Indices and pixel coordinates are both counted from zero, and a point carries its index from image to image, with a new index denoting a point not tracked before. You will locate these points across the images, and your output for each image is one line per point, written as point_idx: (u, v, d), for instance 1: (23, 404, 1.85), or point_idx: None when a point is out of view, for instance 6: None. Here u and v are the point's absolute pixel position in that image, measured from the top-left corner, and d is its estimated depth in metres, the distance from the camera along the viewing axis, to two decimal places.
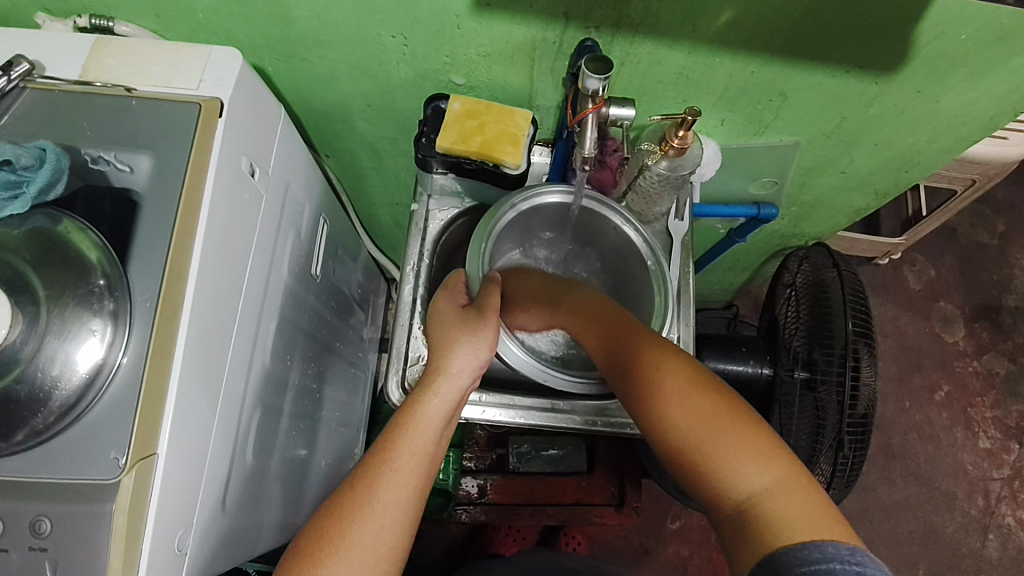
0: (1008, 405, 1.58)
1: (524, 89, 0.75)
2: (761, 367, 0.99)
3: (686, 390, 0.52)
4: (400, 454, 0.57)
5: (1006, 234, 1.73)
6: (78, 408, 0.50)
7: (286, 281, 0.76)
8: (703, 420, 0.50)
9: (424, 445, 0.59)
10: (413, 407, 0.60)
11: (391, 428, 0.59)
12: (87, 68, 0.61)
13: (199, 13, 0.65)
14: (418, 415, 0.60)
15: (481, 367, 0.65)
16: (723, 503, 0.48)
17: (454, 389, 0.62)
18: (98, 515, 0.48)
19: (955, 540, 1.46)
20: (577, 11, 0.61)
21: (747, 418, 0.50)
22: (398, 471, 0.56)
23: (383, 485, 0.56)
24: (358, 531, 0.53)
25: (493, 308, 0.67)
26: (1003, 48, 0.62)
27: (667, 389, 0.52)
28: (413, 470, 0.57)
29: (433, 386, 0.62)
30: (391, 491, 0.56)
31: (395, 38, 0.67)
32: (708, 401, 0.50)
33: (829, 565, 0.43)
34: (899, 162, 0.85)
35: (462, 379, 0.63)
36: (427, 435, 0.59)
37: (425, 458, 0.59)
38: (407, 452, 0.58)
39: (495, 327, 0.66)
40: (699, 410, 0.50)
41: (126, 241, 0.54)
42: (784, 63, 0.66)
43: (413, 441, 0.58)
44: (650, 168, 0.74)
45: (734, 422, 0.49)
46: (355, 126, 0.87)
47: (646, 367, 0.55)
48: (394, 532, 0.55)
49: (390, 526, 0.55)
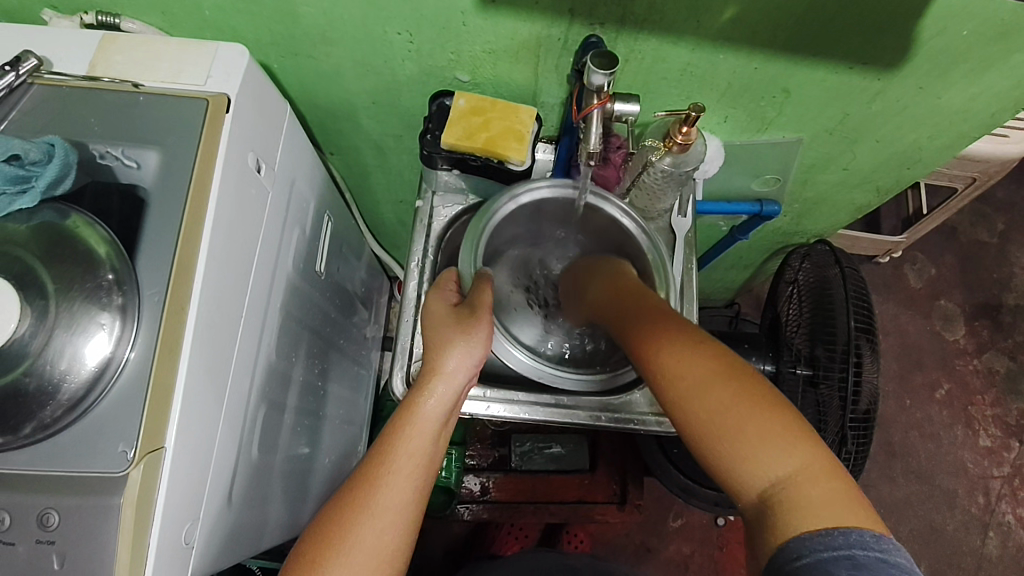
0: (1009, 403, 1.59)
1: (529, 86, 0.75)
2: (763, 364, 0.98)
3: (710, 376, 0.52)
4: (397, 458, 0.58)
5: (1006, 232, 1.73)
6: (87, 402, 0.50)
7: (290, 277, 0.76)
8: (728, 405, 0.50)
9: (422, 448, 0.60)
10: (410, 411, 0.61)
11: (385, 434, 0.60)
12: (94, 64, 0.61)
13: (206, 10, 0.65)
14: (415, 418, 0.61)
15: (476, 367, 0.66)
16: (748, 491, 0.49)
17: (447, 391, 0.63)
18: (107, 508, 0.48)
19: (956, 538, 1.46)
20: (582, 7, 0.61)
21: (772, 404, 0.50)
22: (395, 473, 0.57)
23: (382, 487, 0.56)
24: (359, 533, 0.54)
25: (485, 305, 0.67)
26: (1005, 44, 0.63)
27: (690, 378, 0.52)
28: (409, 473, 0.58)
29: (426, 388, 0.63)
30: (390, 493, 0.56)
31: (400, 35, 0.67)
32: (731, 389, 0.50)
33: (852, 551, 0.44)
34: (901, 159, 0.86)
35: (456, 380, 0.64)
36: (422, 439, 0.60)
37: (422, 461, 0.59)
38: (404, 455, 0.58)
39: (487, 327, 0.66)
40: (723, 395, 0.50)
41: (134, 236, 0.54)
42: (787, 59, 0.67)
43: (411, 444, 0.59)
44: (654, 164, 0.74)
45: (759, 408, 0.49)
46: (359, 123, 0.87)
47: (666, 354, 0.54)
48: (396, 532, 0.55)
49: (392, 526, 0.55)
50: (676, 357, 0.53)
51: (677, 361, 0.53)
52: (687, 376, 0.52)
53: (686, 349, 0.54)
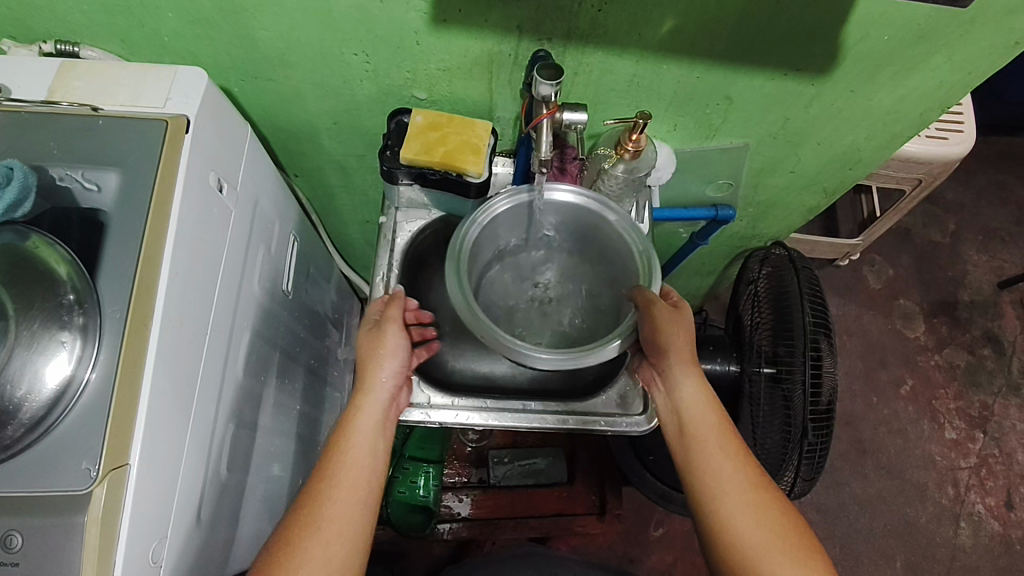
0: (971, 395, 1.64)
1: (485, 102, 0.78)
2: (728, 364, 1.00)
3: (750, 491, 0.67)
4: (340, 474, 0.64)
5: (957, 232, 1.81)
6: (48, 422, 0.50)
7: (257, 298, 0.77)
8: (765, 534, 0.65)
9: (362, 460, 0.66)
10: (344, 428, 0.67)
11: (326, 452, 0.66)
12: (53, 90, 0.62)
13: (165, 37, 0.67)
14: (351, 437, 0.66)
15: (401, 378, 0.71)
16: None
17: (375, 407, 0.68)
18: (72, 526, 0.48)
19: (929, 530, 1.50)
20: (529, 24, 0.64)
21: (789, 525, 0.66)
22: (338, 489, 0.63)
23: (327, 502, 0.62)
24: (307, 548, 0.60)
25: (392, 319, 0.72)
26: (924, 48, 0.67)
27: (732, 499, 0.67)
28: (353, 489, 0.64)
29: (358, 408, 0.68)
30: (337, 506, 0.62)
31: (357, 55, 0.70)
32: (762, 508, 0.66)
33: None
34: (843, 160, 0.90)
35: (379, 394, 0.69)
36: (361, 451, 0.66)
37: (364, 473, 0.65)
38: (346, 471, 0.64)
39: (396, 341, 0.71)
40: (760, 520, 0.65)
41: (96, 256, 0.55)
42: (726, 68, 0.70)
43: (350, 466, 0.65)
44: (609, 171, 0.79)
45: (784, 538, 0.65)
46: (322, 144, 0.89)
47: (714, 475, 0.68)
48: (347, 544, 0.61)
49: (336, 540, 0.61)
50: (723, 488, 0.67)
51: (725, 494, 0.67)
52: (734, 511, 0.66)
53: (732, 471, 0.68)
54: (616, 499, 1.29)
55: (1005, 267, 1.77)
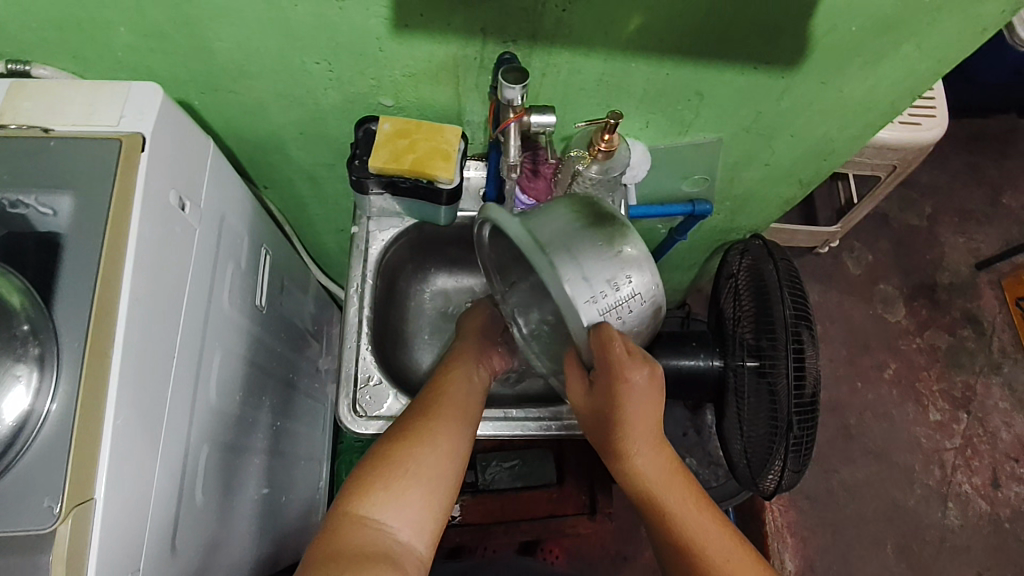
0: (953, 376, 1.65)
1: (453, 106, 0.77)
2: (712, 360, 1.01)
3: (704, 521, 0.68)
4: (453, 395, 0.72)
5: (933, 215, 1.82)
6: (8, 458, 0.48)
7: (228, 315, 0.75)
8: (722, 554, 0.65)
9: (467, 390, 0.74)
10: (452, 365, 0.77)
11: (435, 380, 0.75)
12: (2, 112, 0.60)
13: (118, 52, 0.65)
14: (451, 381, 0.74)
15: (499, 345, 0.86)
16: None
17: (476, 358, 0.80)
18: (37, 566, 0.47)
19: (918, 512, 1.51)
20: (493, 26, 0.63)
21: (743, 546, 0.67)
22: (451, 404, 0.70)
23: (443, 411, 0.69)
24: (427, 439, 0.65)
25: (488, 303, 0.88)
26: (891, 37, 0.67)
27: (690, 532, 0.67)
28: (461, 407, 0.71)
29: (462, 351, 0.80)
30: (453, 415, 0.69)
31: (319, 64, 0.68)
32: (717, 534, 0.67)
33: None
34: (816, 152, 0.90)
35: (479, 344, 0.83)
36: (467, 386, 0.75)
37: (470, 400, 0.73)
38: (457, 394, 0.72)
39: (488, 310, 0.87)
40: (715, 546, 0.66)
41: (51, 283, 0.52)
42: (695, 64, 0.70)
43: (457, 391, 0.73)
44: (582, 172, 0.77)
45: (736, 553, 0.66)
46: (290, 154, 0.87)
47: (671, 520, 0.68)
48: (458, 447, 0.67)
49: (450, 440, 0.66)
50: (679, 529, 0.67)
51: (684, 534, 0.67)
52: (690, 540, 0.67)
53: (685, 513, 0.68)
54: (606, 497, 1.29)
55: (982, 248, 1.79)
